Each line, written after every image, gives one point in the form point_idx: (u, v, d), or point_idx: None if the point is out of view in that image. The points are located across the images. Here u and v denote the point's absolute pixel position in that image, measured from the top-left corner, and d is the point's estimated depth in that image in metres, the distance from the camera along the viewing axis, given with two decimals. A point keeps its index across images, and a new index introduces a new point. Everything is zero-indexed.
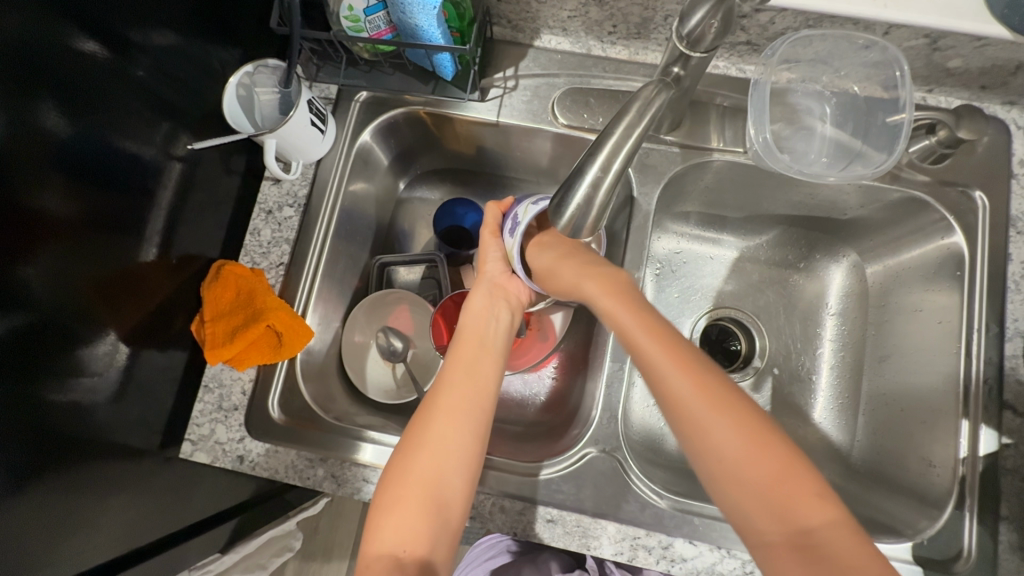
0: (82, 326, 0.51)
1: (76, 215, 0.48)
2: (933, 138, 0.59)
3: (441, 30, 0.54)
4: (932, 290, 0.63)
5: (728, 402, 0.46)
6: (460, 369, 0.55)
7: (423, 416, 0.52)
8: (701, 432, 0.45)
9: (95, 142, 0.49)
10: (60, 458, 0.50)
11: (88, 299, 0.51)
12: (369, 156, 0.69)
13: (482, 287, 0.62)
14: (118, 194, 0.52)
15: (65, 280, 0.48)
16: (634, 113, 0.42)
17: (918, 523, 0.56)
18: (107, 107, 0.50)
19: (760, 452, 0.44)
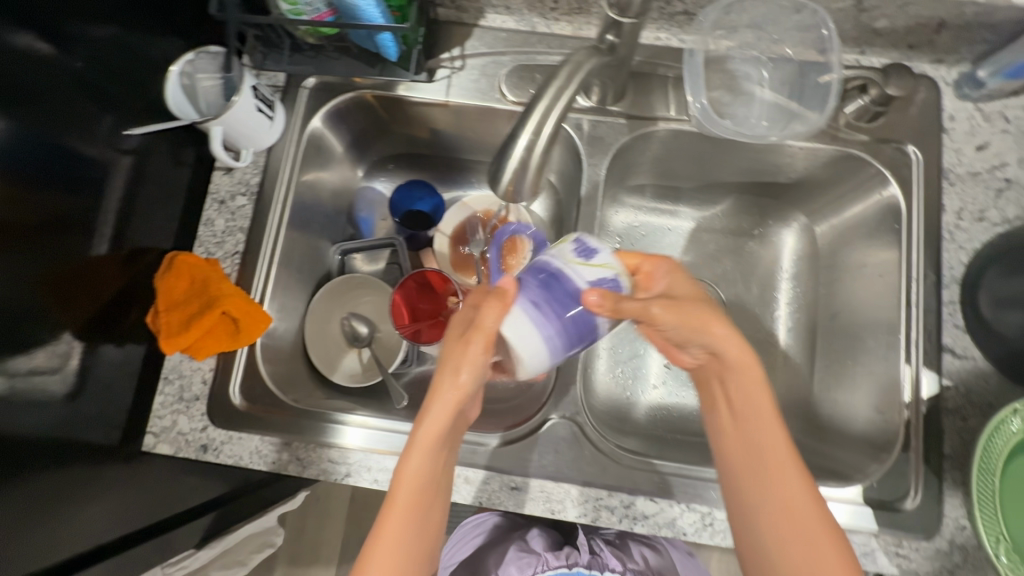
0: (32, 322, 0.50)
1: (21, 210, 0.48)
2: (865, 97, 0.61)
3: (380, 9, 0.55)
4: (875, 246, 0.65)
5: (807, 505, 0.45)
6: (428, 462, 0.45)
7: (391, 523, 0.44)
8: (768, 529, 0.46)
9: (36, 135, 0.49)
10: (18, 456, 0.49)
11: (38, 295, 0.50)
12: (322, 142, 0.69)
13: (464, 355, 0.44)
14: (62, 187, 0.52)
15: (12, 275, 0.48)
16: (562, 79, 0.44)
17: (867, 467, 0.58)
18: (46, 99, 0.49)
19: (811, 555, 0.44)
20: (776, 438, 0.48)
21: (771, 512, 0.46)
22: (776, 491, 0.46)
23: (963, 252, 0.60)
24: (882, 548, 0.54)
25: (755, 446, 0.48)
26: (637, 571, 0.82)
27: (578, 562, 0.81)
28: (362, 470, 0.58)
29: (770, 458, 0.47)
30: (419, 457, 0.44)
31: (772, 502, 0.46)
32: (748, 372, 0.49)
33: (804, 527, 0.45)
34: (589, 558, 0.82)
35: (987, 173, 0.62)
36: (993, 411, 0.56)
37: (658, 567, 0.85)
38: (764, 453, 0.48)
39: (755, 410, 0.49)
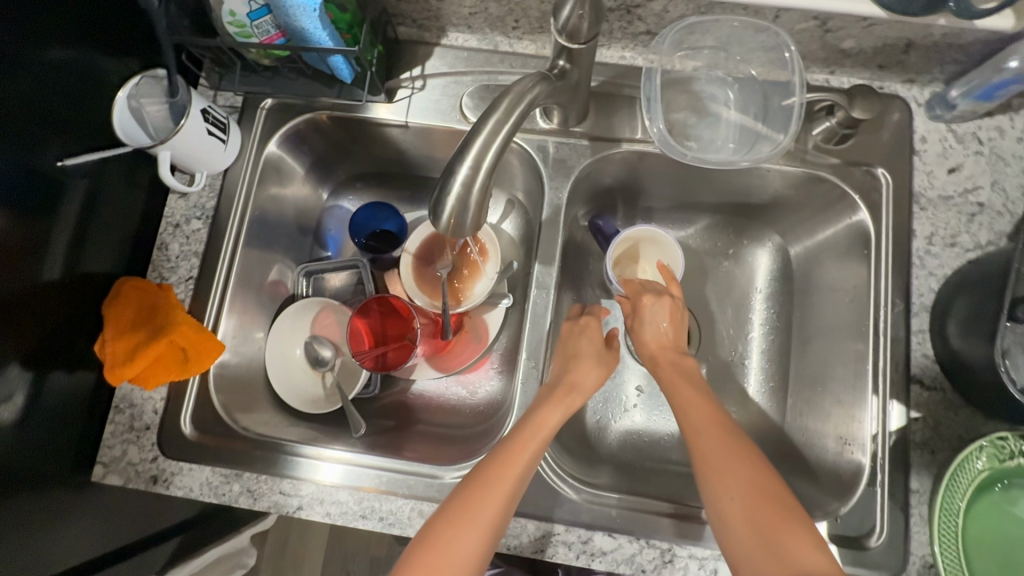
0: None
1: None
2: (833, 118, 0.60)
3: (328, 32, 0.53)
4: (846, 270, 0.64)
5: (737, 454, 0.50)
6: (519, 473, 0.48)
7: (473, 515, 0.46)
8: (707, 470, 0.50)
9: None
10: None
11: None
12: (282, 164, 0.68)
13: (570, 401, 0.54)
14: (5, 215, 0.50)
15: None
16: (504, 108, 0.42)
17: (835, 501, 0.57)
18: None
19: (758, 497, 0.47)
20: (699, 400, 0.54)
21: (702, 455, 0.51)
22: (697, 436, 0.52)
23: (933, 279, 0.59)
24: None
25: (686, 406, 0.54)
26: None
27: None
28: (314, 503, 0.57)
29: (689, 417, 0.54)
30: (513, 469, 0.48)
31: (713, 446, 0.51)
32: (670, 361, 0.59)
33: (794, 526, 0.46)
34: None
35: (959, 197, 0.60)
36: (962, 444, 0.55)
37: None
38: (691, 411, 0.54)
39: (680, 381, 0.57)
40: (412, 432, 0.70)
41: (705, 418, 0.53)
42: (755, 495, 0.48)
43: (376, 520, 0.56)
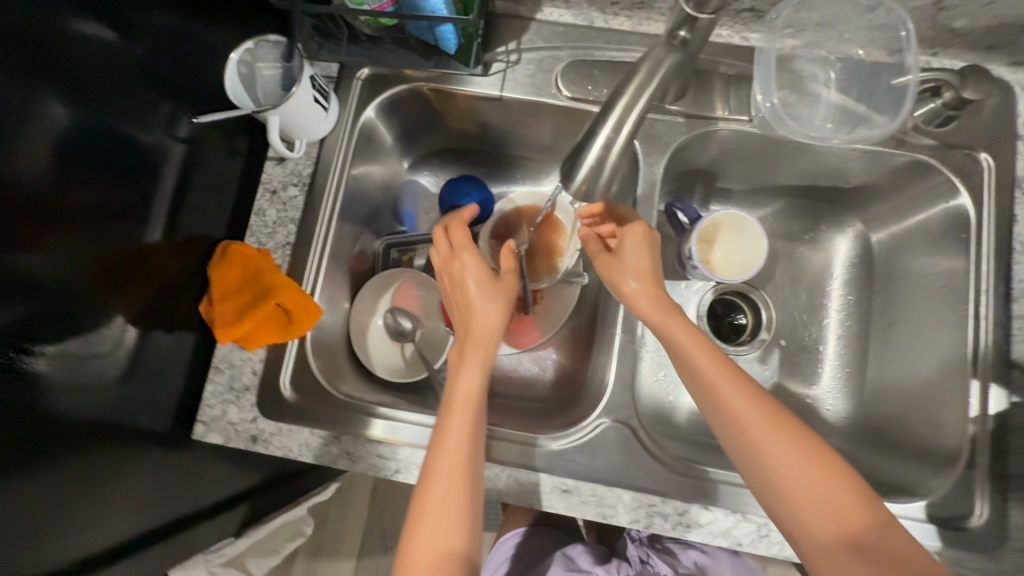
0: (88, 309, 0.49)
1: (80, 200, 0.47)
2: (939, 100, 0.59)
3: (445, 0, 0.54)
4: (939, 254, 0.63)
5: (774, 424, 0.48)
6: (460, 449, 0.48)
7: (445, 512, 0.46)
8: (739, 417, 0.48)
9: (96, 125, 0.47)
10: (70, 443, 0.48)
11: (95, 281, 0.49)
12: (372, 133, 0.69)
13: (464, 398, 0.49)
14: (119, 174, 0.51)
15: (70, 265, 0.46)
16: (644, 74, 0.42)
17: (930, 482, 0.57)
18: (107, 83, 0.48)
19: (798, 451, 0.47)
20: (725, 367, 0.50)
21: (749, 426, 0.48)
22: (734, 405, 0.49)
23: None
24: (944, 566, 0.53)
25: (708, 376, 0.50)
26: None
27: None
28: (412, 467, 0.58)
29: (715, 388, 0.50)
30: (442, 442, 0.48)
31: (732, 386, 0.49)
32: (672, 315, 0.53)
33: (796, 460, 0.46)
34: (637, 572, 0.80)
35: None
36: None
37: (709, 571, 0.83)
38: (719, 383, 0.49)
39: (687, 344, 0.51)
40: (492, 404, 0.71)
41: (739, 388, 0.49)
42: (811, 467, 0.46)
43: None
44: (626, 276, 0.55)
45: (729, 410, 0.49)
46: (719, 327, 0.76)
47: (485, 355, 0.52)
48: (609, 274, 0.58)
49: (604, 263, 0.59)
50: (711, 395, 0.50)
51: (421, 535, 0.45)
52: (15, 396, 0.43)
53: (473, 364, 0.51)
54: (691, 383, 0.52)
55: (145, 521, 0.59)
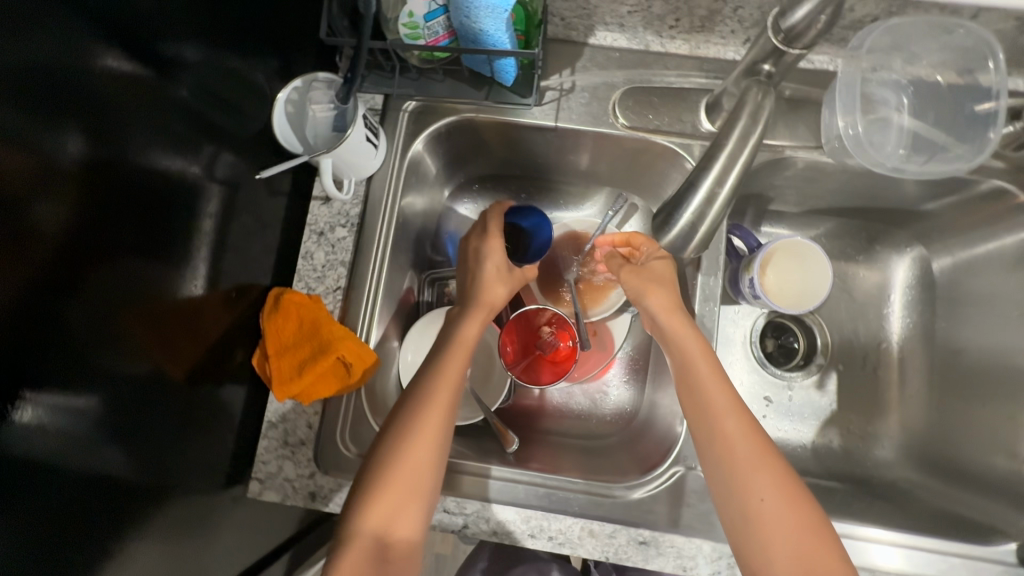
0: (128, 360, 0.45)
1: (119, 245, 0.43)
2: (1018, 124, 0.57)
3: (508, 35, 0.51)
4: (1015, 281, 0.61)
5: (759, 448, 0.50)
6: (431, 444, 0.51)
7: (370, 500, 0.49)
8: (725, 433, 0.50)
9: (134, 165, 0.44)
10: (122, 515, 0.45)
11: (134, 331, 0.45)
12: (419, 166, 0.66)
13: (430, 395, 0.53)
14: (152, 211, 0.46)
15: (113, 316, 0.43)
16: (747, 118, 0.39)
17: (1016, 520, 0.55)
18: (140, 119, 0.44)
19: (771, 480, 0.49)
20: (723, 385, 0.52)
21: (733, 442, 0.50)
22: (724, 420, 0.51)
23: None
24: None
25: (706, 388, 0.52)
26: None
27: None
28: (481, 522, 0.55)
29: (710, 402, 0.51)
30: (425, 432, 0.51)
31: (722, 400, 0.51)
32: (684, 328, 0.54)
33: (759, 483, 0.48)
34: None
35: None
36: None
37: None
38: (712, 398, 0.51)
39: (696, 357, 0.53)
40: (550, 443, 0.68)
41: (729, 405, 0.51)
42: (785, 500, 0.48)
43: (545, 540, 0.54)
44: (646, 294, 0.57)
45: (720, 427, 0.50)
46: (767, 352, 0.73)
47: (467, 352, 0.57)
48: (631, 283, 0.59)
49: (627, 273, 0.60)
50: (704, 408, 0.52)
51: (372, 518, 0.49)
52: (62, 460, 0.40)
53: (455, 363, 0.56)
54: (687, 390, 0.53)
55: None
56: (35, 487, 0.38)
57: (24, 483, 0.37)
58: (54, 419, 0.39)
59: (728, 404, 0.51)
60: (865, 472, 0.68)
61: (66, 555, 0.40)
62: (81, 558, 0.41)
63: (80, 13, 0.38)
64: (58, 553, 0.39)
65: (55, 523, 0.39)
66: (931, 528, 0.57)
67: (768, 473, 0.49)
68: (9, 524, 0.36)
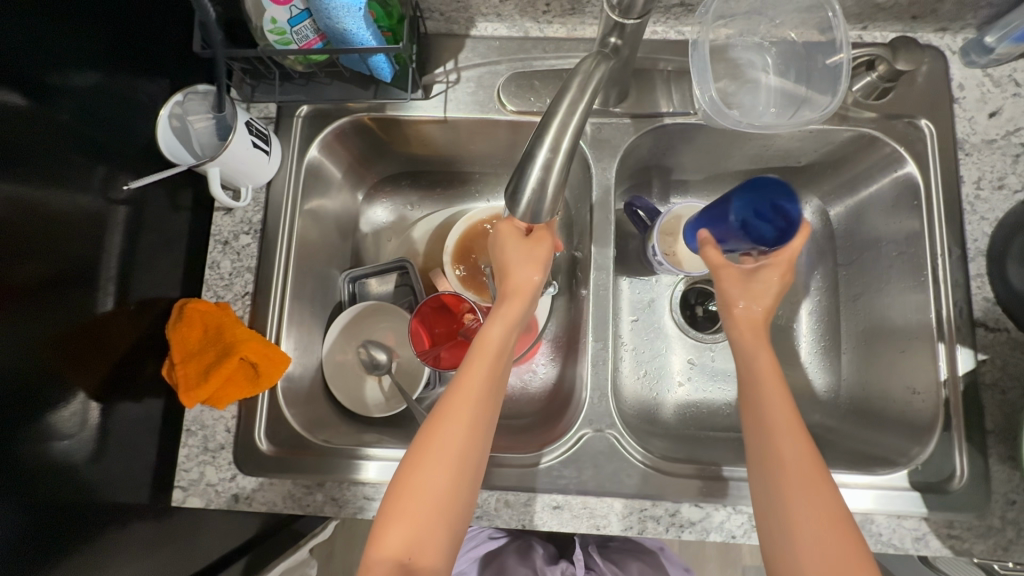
0: (33, 388, 0.46)
1: (9, 279, 0.44)
2: (874, 73, 0.60)
3: (372, 32, 0.53)
4: (895, 223, 0.64)
5: (813, 472, 0.44)
6: (462, 452, 0.46)
7: (410, 489, 0.45)
8: (771, 448, 0.46)
9: (16, 196, 0.45)
10: (30, 539, 0.46)
11: (32, 360, 0.46)
12: (321, 169, 0.67)
13: (484, 360, 0.49)
14: (43, 239, 0.47)
15: (10, 348, 0.44)
16: (575, 89, 0.42)
17: (909, 450, 0.58)
18: (18, 151, 0.45)
19: (819, 505, 0.43)
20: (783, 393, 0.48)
21: (797, 488, 0.43)
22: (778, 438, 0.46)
23: (986, 223, 0.60)
24: (933, 532, 0.54)
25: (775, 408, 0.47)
26: None
27: None
28: None
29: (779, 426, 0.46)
30: (456, 424, 0.47)
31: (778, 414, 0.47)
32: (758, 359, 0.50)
33: (804, 500, 0.43)
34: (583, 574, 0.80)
35: (1003, 139, 0.61)
36: None
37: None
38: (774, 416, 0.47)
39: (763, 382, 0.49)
40: None
41: (787, 423, 0.46)
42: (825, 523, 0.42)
43: None
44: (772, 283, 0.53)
45: (779, 449, 0.45)
46: (693, 317, 0.76)
47: (493, 353, 0.50)
48: (729, 297, 0.53)
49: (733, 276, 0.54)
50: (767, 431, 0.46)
51: (390, 536, 0.44)
52: None
53: (476, 370, 0.49)
54: (756, 419, 0.47)
55: None
56: None
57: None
58: None
59: (783, 422, 0.46)
60: None
61: None
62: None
63: None
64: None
65: None
66: (840, 465, 0.59)
67: (812, 493, 0.43)
68: None
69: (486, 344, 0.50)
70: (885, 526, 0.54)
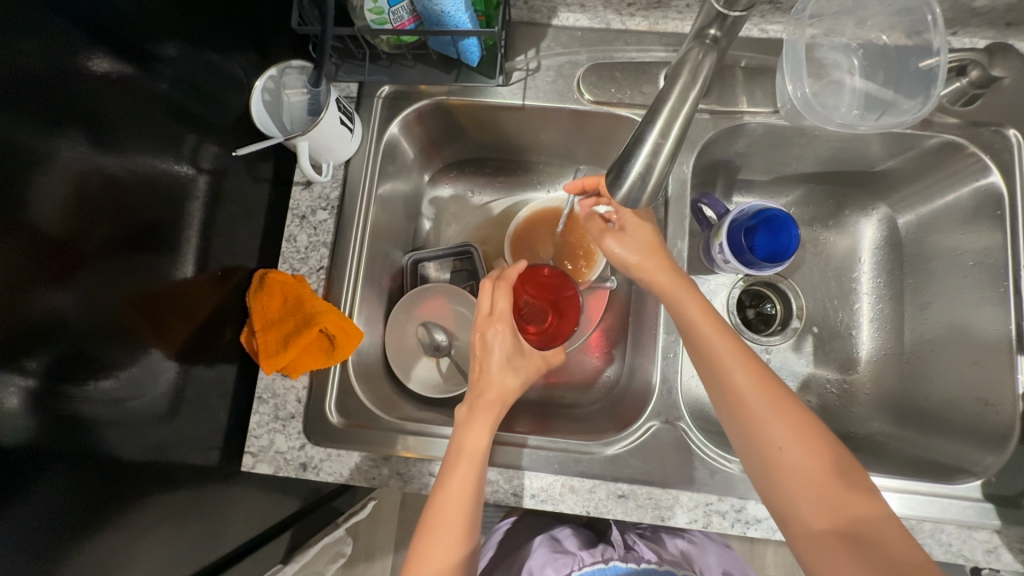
0: (122, 348, 0.47)
1: (113, 240, 0.46)
2: (965, 79, 0.60)
3: (469, 15, 0.54)
4: (971, 233, 0.63)
5: (772, 397, 0.50)
6: (458, 545, 0.49)
7: (424, 561, 0.48)
8: (734, 391, 0.51)
9: (120, 160, 0.46)
10: (116, 493, 0.47)
11: (126, 320, 0.47)
12: (396, 150, 0.68)
13: (470, 458, 0.51)
14: (142, 205, 0.49)
15: (108, 306, 0.46)
16: (687, 75, 0.43)
17: (983, 460, 0.57)
18: (122, 115, 0.46)
19: (793, 430, 0.48)
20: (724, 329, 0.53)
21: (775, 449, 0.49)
22: (732, 376, 0.51)
23: None
24: (1006, 545, 0.53)
25: (716, 350, 0.52)
26: (674, 561, 0.78)
27: (613, 556, 0.77)
28: None
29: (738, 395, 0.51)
30: (450, 517, 0.49)
31: (726, 353, 0.51)
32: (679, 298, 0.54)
33: (780, 428, 0.49)
34: (623, 553, 0.77)
35: None
36: None
37: (697, 561, 0.81)
38: (724, 353, 0.51)
39: (703, 325, 0.53)
40: (531, 414, 0.69)
41: (737, 359, 0.51)
42: (804, 446, 0.48)
43: (528, 497, 0.56)
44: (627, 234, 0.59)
45: (735, 386, 0.50)
46: (747, 319, 0.75)
47: (475, 460, 0.52)
48: (654, 280, 0.56)
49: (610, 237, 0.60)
50: (736, 402, 0.50)
51: None
52: (57, 443, 0.42)
53: (467, 472, 0.51)
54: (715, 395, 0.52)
55: (200, 559, 0.58)
56: (33, 472, 0.40)
57: (25, 469, 0.39)
58: (55, 404, 0.41)
59: (733, 356, 0.51)
60: (843, 427, 0.69)
61: (64, 528, 0.42)
62: (83, 531, 0.44)
63: (70, 18, 0.41)
64: (55, 532, 0.42)
65: (54, 498, 0.42)
66: (907, 473, 0.59)
67: (785, 421, 0.49)
68: (13, 504, 0.38)
69: (465, 449, 0.52)
70: (955, 536, 0.54)
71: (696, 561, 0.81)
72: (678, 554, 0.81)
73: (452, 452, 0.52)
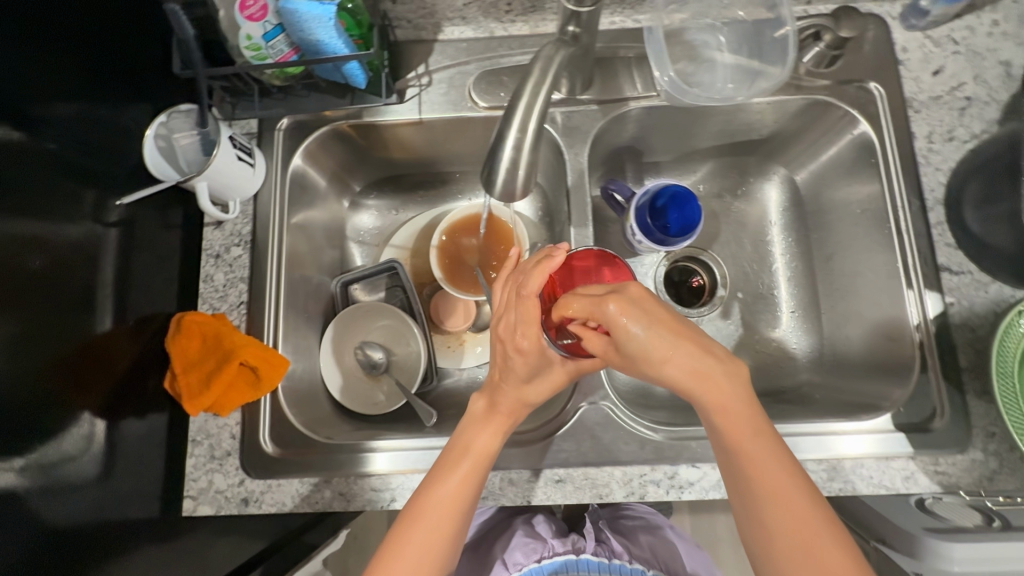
0: (41, 410, 0.47)
1: (16, 304, 0.46)
2: (821, 43, 0.64)
3: (344, 41, 0.55)
4: (857, 183, 0.67)
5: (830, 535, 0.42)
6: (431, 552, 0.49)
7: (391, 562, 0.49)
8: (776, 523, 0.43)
9: (17, 223, 0.46)
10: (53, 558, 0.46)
11: (42, 382, 0.47)
12: (305, 179, 0.70)
13: (471, 463, 0.51)
14: (45, 264, 0.49)
15: (20, 371, 0.45)
16: (538, 73, 0.45)
17: (892, 394, 0.60)
18: (13, 180, 0.46)
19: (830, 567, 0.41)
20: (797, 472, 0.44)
21: (789, 512, 0.43)
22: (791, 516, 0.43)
23: (940, 174, 0.63)
24: (921, 469, 0.56)
25: (781, 485, 0.43)
26: (642, 558, 0.81)
27: (584, 549, 0.79)
28: (406, 492, 0.59)
29: (733, 420, 0.44)
30: (433, 517, 0.50)
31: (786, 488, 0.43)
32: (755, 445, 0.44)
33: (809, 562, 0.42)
34: (595, 545, 0.80)
35: (948, 95, 0.65)
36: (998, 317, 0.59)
37: (664, 553, 0.85)
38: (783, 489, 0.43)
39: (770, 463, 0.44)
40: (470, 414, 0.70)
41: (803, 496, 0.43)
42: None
43: None
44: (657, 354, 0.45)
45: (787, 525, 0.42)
46: (678, 294, 0.77)
47: (476, 468, 0.52)
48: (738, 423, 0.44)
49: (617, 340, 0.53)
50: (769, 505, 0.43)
51: None
52: None
53: (465, 477, 0.51)
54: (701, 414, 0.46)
55: None
56: None
57: None
58: None
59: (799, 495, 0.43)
60: (778, 383, 0.71)
61: None
62: None
63: None
64: None
65: None
66: (830, 416, 0.62)
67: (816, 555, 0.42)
68: None
69: (470, 450, 0.52)
70: (875, 469, 0.56)
71: (664, 556, 0.84)
72: (647, 549, 0.84)
73: (458, 452, 0.53)
